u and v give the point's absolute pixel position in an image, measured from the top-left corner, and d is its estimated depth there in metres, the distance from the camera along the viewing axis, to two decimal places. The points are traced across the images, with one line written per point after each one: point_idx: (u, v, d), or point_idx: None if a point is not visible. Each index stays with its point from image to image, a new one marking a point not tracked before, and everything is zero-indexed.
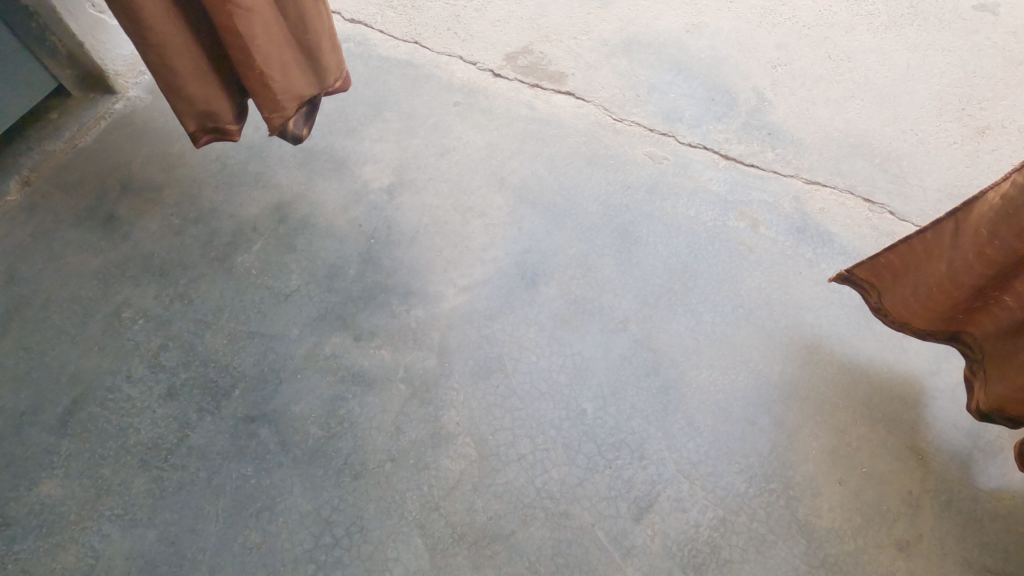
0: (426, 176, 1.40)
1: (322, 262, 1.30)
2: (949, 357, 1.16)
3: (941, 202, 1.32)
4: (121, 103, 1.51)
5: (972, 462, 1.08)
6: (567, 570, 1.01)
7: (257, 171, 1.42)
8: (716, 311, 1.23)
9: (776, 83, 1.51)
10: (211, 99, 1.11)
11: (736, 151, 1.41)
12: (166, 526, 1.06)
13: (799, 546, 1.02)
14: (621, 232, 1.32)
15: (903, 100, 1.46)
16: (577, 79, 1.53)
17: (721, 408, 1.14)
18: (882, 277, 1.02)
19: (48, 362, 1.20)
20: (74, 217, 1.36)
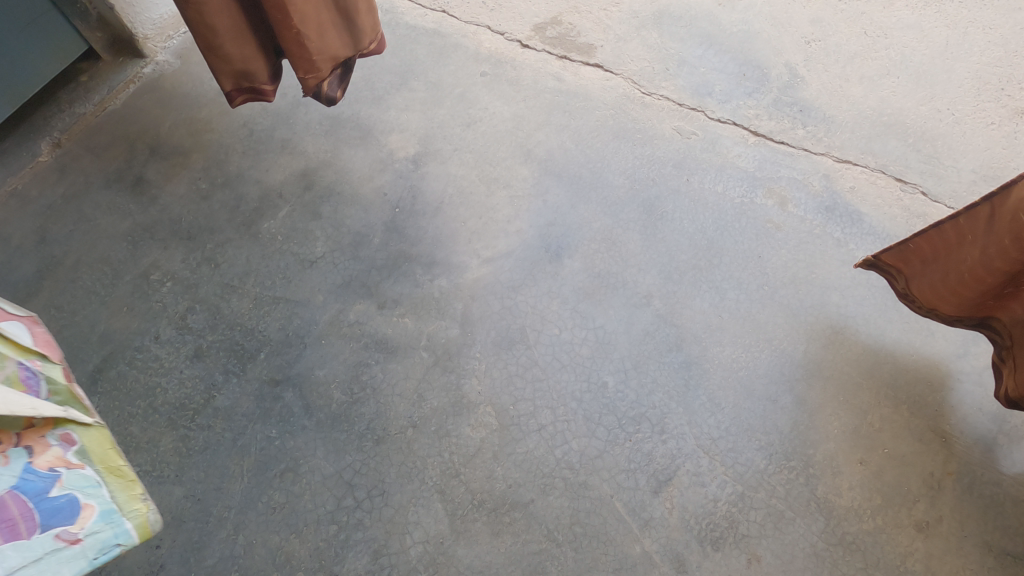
0: (452, 147, 1.39)
1: (347, 230, 1.31)
2: (977, 341, 1.15)
3: (976, 183, 1.30)
4: (150, 67, 1.51)
5: (996, 446, 1.07)
6: (586, 539, 1.03)
7: (283, 138, 1.42)
8: (740, 289, 1.22)
9: (810, 59, 1.47)
10: (247, 59, 1.10)
11: (766, 128, 1.38)
12: (192, 483, 1.09)
13: (817, 524, 1.03)
14: (646, 207, 1.31)
15: (940, 78, 1.42)
16: (606, 51, 1.50)
17: (743, 385, 1.13)
18: (910, 261, 1.00)
19: (79, 322, 1.22)
20: (103, 180, 1.37)
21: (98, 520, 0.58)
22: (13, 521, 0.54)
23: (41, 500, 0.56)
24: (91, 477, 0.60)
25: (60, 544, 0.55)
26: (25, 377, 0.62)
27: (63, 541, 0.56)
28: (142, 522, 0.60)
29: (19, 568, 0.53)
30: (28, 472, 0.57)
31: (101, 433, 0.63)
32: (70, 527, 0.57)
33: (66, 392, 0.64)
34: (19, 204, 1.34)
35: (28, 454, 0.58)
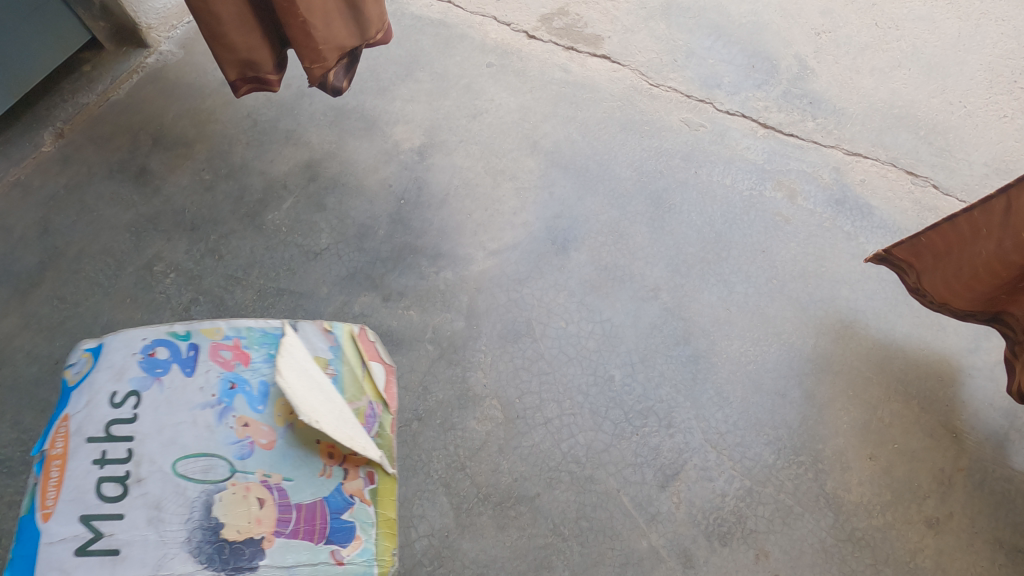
0: (457, 138, 1.38)
1: (352, 222, 1.30)
2: (988, 336, 1.13)
3: (988, 176, 1.28)
4: (154, 57, 1.50)
5: (1008, 442, 1.06)
6: (592, 533, 1.02)
7: (288, 129, 1.41)
8: (749, 282, 1.20)
9: (820, 50, 1.45)
10: (253, 48, 1.07)
11: (775, 120, 1.37)
12: None
13: (826, 519, 1.02)
14: (653, 200, 1.29)
15: (952, 71, 1.41)
16: (613, 42, 1.49)
17: (751, 379, 1.12)
18: (922, 256, 0.98)
19: (82, 313, 1.21)
20: (107, 170, 1.36)
21: (358, 553, 0.75)
22: (317, 525, 0.74)
23: (335, 518, 0.76)
24: (371, 516, 0.78)
25: (331, 560, 0.74)
26: (368, 415, 0.85)
27: (333, 560, 0.74)
28: (382, 567, 0.76)
29: (300, 563, 0.72)
30: (338, 490, 0.77)
31: (389, 484, 0.81)
32: (342, 548, 0.75)
33: (387, 439, 0.86)
34: (21, 194, 1.33)
35: (343, 476, 0.78)
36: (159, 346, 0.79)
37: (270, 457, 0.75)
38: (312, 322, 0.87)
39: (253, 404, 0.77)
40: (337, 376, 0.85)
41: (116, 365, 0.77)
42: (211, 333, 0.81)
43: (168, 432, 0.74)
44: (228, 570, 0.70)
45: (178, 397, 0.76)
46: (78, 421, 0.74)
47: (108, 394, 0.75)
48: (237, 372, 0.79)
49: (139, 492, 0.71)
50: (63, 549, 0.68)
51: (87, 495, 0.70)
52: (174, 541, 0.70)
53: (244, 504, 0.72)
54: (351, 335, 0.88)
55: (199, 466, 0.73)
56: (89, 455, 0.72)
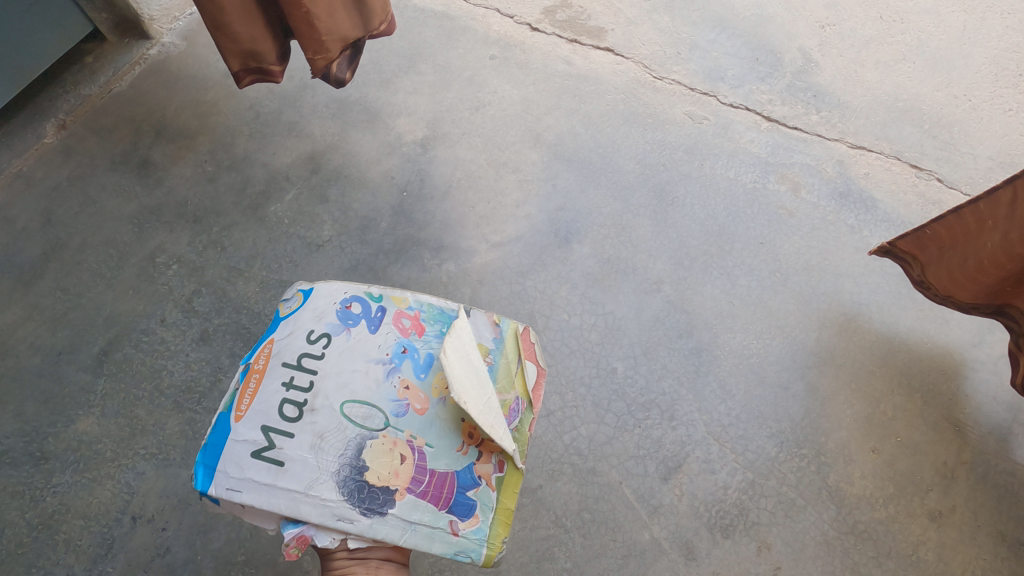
0: (460, 130, 1.38)
1: (355, 213, 1.30)
2: (992, 329, 1.13)
3: (993, 170, 1.28)
4: (156, 49, 1.49)
5: (1011, 436, 1.06)
6: (594, 525, 1.02)
7: (290, 121, 1.40)
8: (752, 275, 1.20)
9: (824, 43, 1.45)
10: (256, 39, 1.05)
11: (779, 113, 1.36)
12: None
13: (828, 512, 1.02)
14: (657, 192, 1.29)
15: (957, 64, 1.40)
16: (617, 35, 1.48)
17: (754, 372, 1.12)
18: (927, 248, 0.98)
19: (85, 304, 1.21)
20: (109, 162, 1.36)
21: (473, 532, 0.68)
22: (443, 493, 0.68)
23: (460, 492, 0.69)
24: (492, 500, 0.70)
25: (449, 529, 0.67)
26: (511, 410, 0.75)
27: (449, 530, 0.67)
28: (490, 557, 0.68)
29: (421, 523, 0.67)
30: (471, 468, 0.70)
31: (516, 478, 0.72)
32: (461, 522, 0.68)
33: (522, 441, 0.75)
34: (23, 185, 1.33)
35: (476, 457, 0.71)
36: (354, 300, 0.75)
37: (422, 423, 0.70)
38: (484, 311, 0.78)
39: (418, 370, 0.72)
40: (494, 365, 0.76)
41: (317, 308, 0.74)
42: (398, 300, 0.76)
43: (342, 375, 0.70)
44: (361, 510, 0.65)
45: (359, 347, 0.72)
46: (281, 345, 0.72)
47: (305, 331, 0.73)
48: (412, 340, 0.74)
49: (309, 420, 0.67)
50: (243, 449, 0.67)
51: (270, 410, 0.68)
52: (328, 470, 0.66)
53: (388, 454, 0.68)
54: (515, 333, 0.78)
55: (361, 412, 0.69)
56: (279, 378, 0.70)
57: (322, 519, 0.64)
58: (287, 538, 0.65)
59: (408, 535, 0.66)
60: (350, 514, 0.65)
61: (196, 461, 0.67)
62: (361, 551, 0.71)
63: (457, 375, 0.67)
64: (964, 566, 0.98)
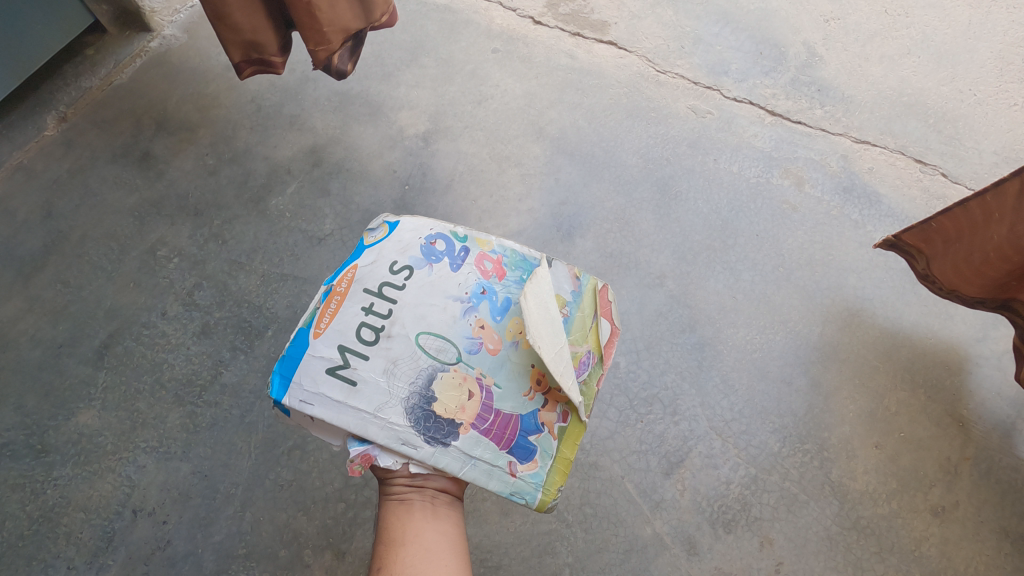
0: (462, 124, 1.37)
1: (357, 207, 1.29)
2: (997, 325, 1.13)
3: (998, 165, 1.27)
4: (157, 41, 1.48)
5: (1015, 431, 1.05)
6: (595, 520, 1.02)
7: (292, 114, 1.40)
8: (755, 270, 1.20)
9: (829, 37, 1.44)
10: (257, 30, 1.04)
11: (783, 107, 1.36)
12: (200, 460, 1.09)
13: (831, 507, 1.01)
14: (660, 187, 1.28)
15: (962, 58, 1.39)
16: (620, 28, 1.47)
17: (757, 367, 1.12)
18: (932, 242, 0.98)
19: (86, 297, 1.21)
20: (110, 154, 1.35)
21: (531, 476, 0.70)
22: (506, 434, 0.70)
23: (523, 436, 0.70)
24: (552, 448, 0.72)
25: (507, 469, 0.69)
26: (582, 362, 0.76)
27: (507, 471, 0.69)
28: (544, 502, 0.69)
29: (482, 459, 0.68)
30: (535, 414, 0.72)
31: (577, 430, 0.74)
32: (520, 464, 0.70)
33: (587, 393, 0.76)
34: (23, 177, 1.32)
35: (542, 405, 0.72)
36: (438, 236, 0.77)
37: (493, 363, 0.72)
38: (565, 263, 0.79)
39: (495, 312, 0.74)
40: (569, 318, 0.77)
41: (402, 240, 0.77)
42: (482, 243, 0.78)
43: (420, 308, 0.72)
44: (425, 437, 0.68)
45: (440, 283, 0.74)
46: (363, 272, 0.74)
47: (388, 262, 0.75)
48: (491, 282, 0.76)
49: (385, 346, 0.70)
50: (318, 365, 0.69)
51: (349, 332, 0.70)
52: (398, 396, 0.68)
53: (456, 388, 0.70)
54: (593, 288, 0.80)
55: (435, 343, 0.71)
56: (359, 303, 0.72)
57: (388, 441, 0.67)
58: (353, 454, 0.68)
59: (468, 468, 0.68)
60: (414, 439, 0.67)
61: (273, 370, 0.70)
62: (417, 478, 0.73)
63: (535, 320, 0.68)
64: (966, 561, 0.98)
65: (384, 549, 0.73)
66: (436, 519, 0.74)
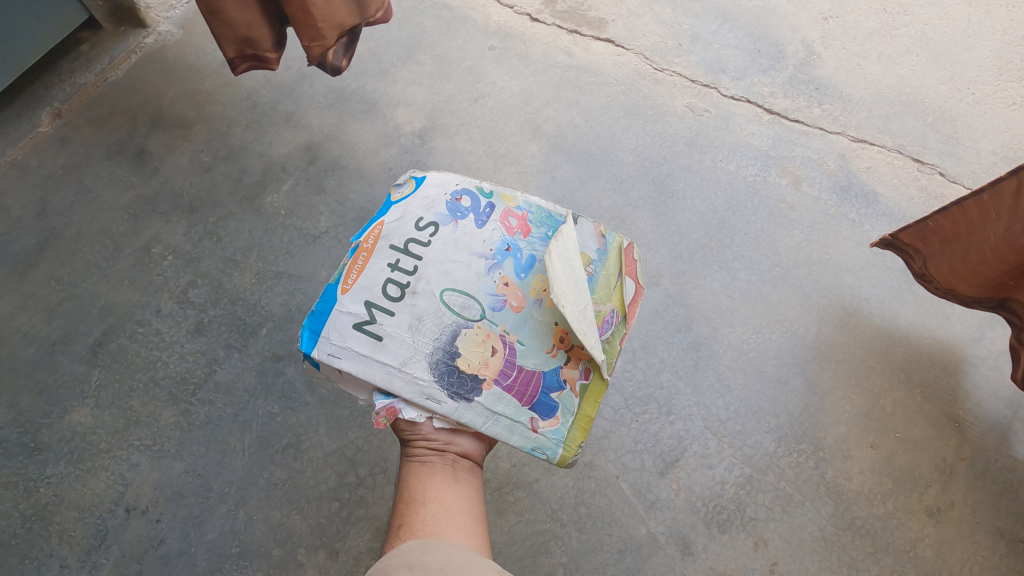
0: (459, 121, 1.37)
1: (352, 205, 1.29)
2: (994, 325, 1.12)
3: (996, 164, 1.27)
4: (152, 37, 1.47)
5: (1011, 432, 1.05)
6: (590, 520, 1.01)
7: (288, 111, 1.39)
8: (751, 269, 1.19)
9: (827, 35, 1.43)
10: (250, 25, 1.03)
11: (781, 106, 1.35)
12: (194, 458, 1.08)
13: (826, 508, 1.01)
14: (657, 185, 1.28)
15: (961, 57, 1.39)
16: (617, 26, 1.46)
17: (753, 366, 1.11)
18: (929, 241, 0.97)
19: (80, 294, 1.21)
20: (104, 151, 1.34)
21: (552, 432, 0.74)
22: (528, 391, 0.75)
23: (545, 393, 0.75)
24: (573, 406, 0.76)
25: (529, 425, 0.74)
26: (605, 321, 0.79)
27: (529, 427, 0.74)
28: (564, 457, 0.74)
29: (504, 414, 0.73)
30: (557, 371, 0.76)
31: (600, 388, 0.77)
32: (541, 421, 0.74)
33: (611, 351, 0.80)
34: (18, 173, 1.32)
35: (564, 362, 0.77)
36: (463, 196, 0.83)
37: (516, 320, 0.77)
38: (591, 222, 0.83)
39: (518, 270, 0.79)
40: (594, 276, 0.81)
41: (428, 199, 0.83)
42: (507, 201, 0.84)
43: (444, 266, 0.78)
44: (448, 393, 0.73)
45: (464, 241, 0.80)
46: (390, 229, 0.81)
47: (415, 219, 0.81)
48: (515, 240, 0.81)
49: (411, 302, 0.76)
50: (347, 320, 0.75)
51: (376, 287, 0.77)
52: (423, 350, 0.74)
53: (482, 346, 0.75)
54: (619, 247, 0.83)
55: (459, 300, 0.77)
56: (386, 260, 0.79)
57: (413, 394, 0.72)
58: (379, 407, 0.73)
59: (491, 424, 0.73)
60: (438, 394, 0.73)
61: (304, 325, 0.76)
62: (438, 442, 0.78)
63: (558, 278, 0.73)
64: (961, 562, 0.98)
65: (405, 508, 0.77)
66: (456, 484, 0.79)
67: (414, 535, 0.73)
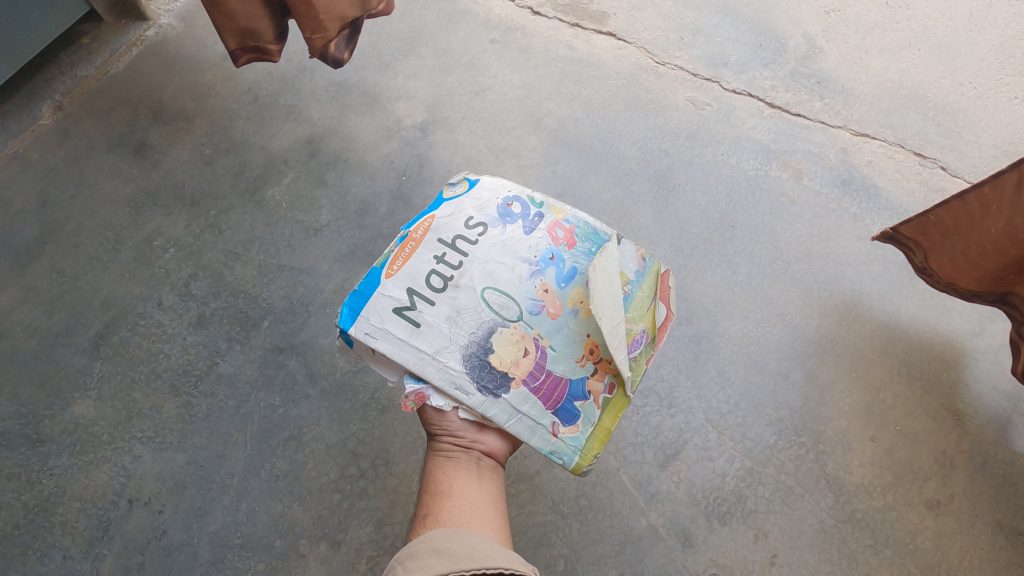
0: (460, 115, 1.37)
1: (353, 197, 1.29)
2: (994, 319, 1.12)
3: (997, 159, 1.27)
4: (153, 30, 1.47)
5: (1011, 425, 1.05)
6: (591, 512, 1.02)
7: (289, 104, 1.39)
8: (753, 263, 1.19)
9: (829, 29, 1.43)
10: (252, 17, 1.03)
11: (782, 100, 1.35)
12: (196, 450, 1.09)
13: (826, 500, 1.02)
14: (658, 179, 1.28)
15: (963, 51, 1.38)
16: (619, 19, 1.46)
17: (753, 359, 1.12)
18: (930, 234, 0.97)
19: (81, 287, 1.21)
20: (105, 144, 1.34)
21: (570, 439, 0.76)
22: (554, 395, 0.76)
23: (569, 400, 0.77)
24: (594, 416, 0.78)
25: (550, 428, 0.76)
26: (635, 339, 0.80)
27: (550, 430, 0.75)
28: (579, 464, 0.76)
29: (528, 414, 0.75)
30: (583, 381, 0.78)
31: (622, 403, 0.79)
32: (562, 426, 0.76)
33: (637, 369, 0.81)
34: (19, 166, 1.32)
35: (591, 372, 0.78)
36: (515, 200, 0.83)
37: (551, 326, 0.78)
38: (634, 243, 0.83)
39: (560, 279, 0.79)
40: (630, 294, 0.81)
41: (481, 199, 0.83)
42: (557, 211, 0.83)
43: (488, 264, 0.78)
44: (477, 386, 0.74)
45: (511, 243, 0.80)
46: (440, 223, 0.81)
47: (465, 217, 0.81)
48: (560, 250, 0.81)
49: (452, 295, 0.76)
50: (387, 304, 0.75)
51: (419, 276, 0.77)
52: (458, 342, 0.74)
53: (515, 346, 0.76)
54: (655, 272, 0.84)
55: (499, 300, 0.77)
56: (432, 252, 0.79)
57: (443, 383, 0.73)
58: (409, 390, 0.74)
59: (514, 421, 0.74)
60: (467, 386, 0.73)
61: (344, 303, 0.76)
62: (465, 438, 0.79)
63: (599, 295, 0.74)
64: (961, 554, 0.98)
65: (430, 498, 0.78)
66: (480, 480, 0.79)
67: (440, 524, 0.74)
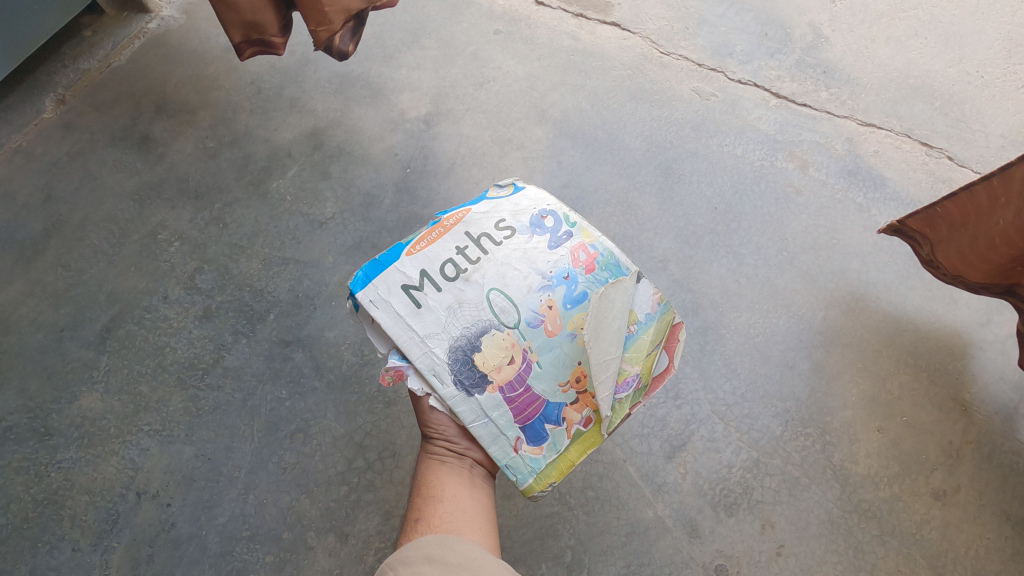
0: (464, 106, 1.36)
1: (357, 190, 1.28)
2: (1001, 309, 1.12)
3: (1004, 148, 1.26)
4: (155, 22, 1.46)
5: (1017, 415, 1.05)
6: (598, 503, 1.02)
7: (292, 96, 1.39)
8: (759, 254, 1.19)
9: (834, 18, 1.42)
10: (256, 10, 1.02)
11: (788, 90, 1.34)
12: (203, 443, 1.09)
13: (833, 491, 1.02)
14: (664, 170, 1.27)
15: (970, 40, 1.37)
16: (624, 9, 1.45)
17: (759, 351, 1.11)
18: (936, 227, 0.97)
19: (86, 281, 1.21)
20: (109, 137, 1.34)
21: (530, 459, 0.76)
22: (526, 411, 0.76)
23: (540, 420, 0.76)
24: (561, 445, 0.77)
25: (513, 441, 0.75)
26: (624, 381, 0.78)
27: (512, 443, 0.75)
28: (530, 487, 0.75)
29: (496, 420, 0.75)
30: (561, 407, 0.77)
31: (593, 440, 0.78)
32: (525, 444, 0.76)
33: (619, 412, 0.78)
34: (22, 160, 1.31)
35: (571, 401, 0.77)
36: (551, 214, 0.82)
37: (544, 342, 0.76)
38: (654, 285, 0.80)
39: (567, 300, 0.77)
40: (632, 336, 0.79)
41: (519, 205, 0.82)
42: (588, 235, 0.81)
43: (501, 267, 0.78)
44: (453, 378, 0.75)
45: (533, 252, 0.79)
46: (474, 217, 0.81)
47: (498, 218, 0.81)
48: (576, 272, 0.78)
49: (460, 287, 0.77)
50: (398, 279, 0.78)
51: (436, 262, 0.78)
52: (450, 333, 0.75)
53: (501, 353, 0.76)
54: (668, 321, 0.80)
55: (501, 303, 0.76)
56: (456, 241, 0.79)
57: (423, 366, 0.74)
58: (389, 365, 0.76)
59: (480, 424, 0.75)
60: (444, 375, 0.75)
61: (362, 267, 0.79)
62: (459, 445, 0.80)
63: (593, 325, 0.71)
64: (967, 544, 0.98)
65: (422, 502, 0.78)
66: (472, 488, 0.79)
67: (431, 529, 0.74)
